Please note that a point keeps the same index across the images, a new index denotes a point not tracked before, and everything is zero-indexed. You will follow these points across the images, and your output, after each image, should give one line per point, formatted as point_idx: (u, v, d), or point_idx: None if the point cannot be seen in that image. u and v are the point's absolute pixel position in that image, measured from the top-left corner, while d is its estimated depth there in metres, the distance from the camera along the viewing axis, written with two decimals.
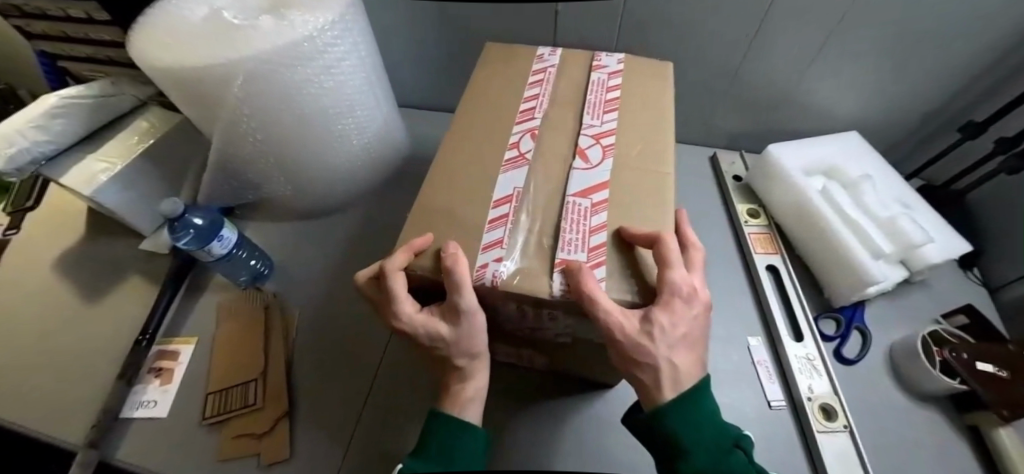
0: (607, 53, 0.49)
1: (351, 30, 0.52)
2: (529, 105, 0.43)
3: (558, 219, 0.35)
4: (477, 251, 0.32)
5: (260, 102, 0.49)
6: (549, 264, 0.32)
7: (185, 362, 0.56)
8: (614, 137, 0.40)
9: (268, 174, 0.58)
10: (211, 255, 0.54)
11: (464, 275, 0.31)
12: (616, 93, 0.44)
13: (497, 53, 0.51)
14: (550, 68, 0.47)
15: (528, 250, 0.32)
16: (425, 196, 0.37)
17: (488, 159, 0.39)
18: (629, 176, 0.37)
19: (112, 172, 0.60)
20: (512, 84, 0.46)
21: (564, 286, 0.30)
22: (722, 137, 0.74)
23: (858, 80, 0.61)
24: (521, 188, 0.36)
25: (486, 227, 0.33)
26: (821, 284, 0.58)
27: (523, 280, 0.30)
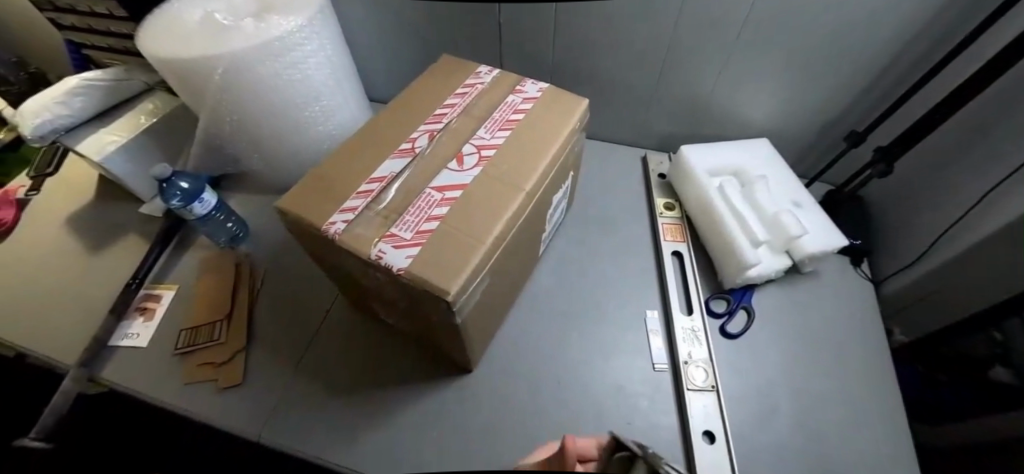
0: (534, 81, 0.57)
1: (319, 32, 0.62)
2: (444, 111, 0.54)
3: (412, 198, 0.46)
4: (335, 212, 0.44)
5: (238, 88, 0.60)
6: (381, 233, 0.43)
7: (166, 304, 0.66)
8: (493, 151, 0.49)
9: (247, 150, 0.68)
10: (193, 214, 0.64)
11: (319, 226, 0.43)
12: (520, 116, 0.53)
13: (446, 64, 0.61)
14: (479, 84, 0.57)
15: (371, 221, 0.44)
16: (324, 169, 0.49)
17: (389, 149, 0.50)
18: (488, 183, 0.47)
19: (119, 143, 0.71)
20: (443, 91, 0.57)
21: (379, 252, 0.41)
22: (655, 139, 0.82)
23: (764, 92, 0.69)
24: (395, 174, 0.47)
25: (352, 196, 0.46)
26: (716, 268, 0.66)
27: (355, 239, 0.42)
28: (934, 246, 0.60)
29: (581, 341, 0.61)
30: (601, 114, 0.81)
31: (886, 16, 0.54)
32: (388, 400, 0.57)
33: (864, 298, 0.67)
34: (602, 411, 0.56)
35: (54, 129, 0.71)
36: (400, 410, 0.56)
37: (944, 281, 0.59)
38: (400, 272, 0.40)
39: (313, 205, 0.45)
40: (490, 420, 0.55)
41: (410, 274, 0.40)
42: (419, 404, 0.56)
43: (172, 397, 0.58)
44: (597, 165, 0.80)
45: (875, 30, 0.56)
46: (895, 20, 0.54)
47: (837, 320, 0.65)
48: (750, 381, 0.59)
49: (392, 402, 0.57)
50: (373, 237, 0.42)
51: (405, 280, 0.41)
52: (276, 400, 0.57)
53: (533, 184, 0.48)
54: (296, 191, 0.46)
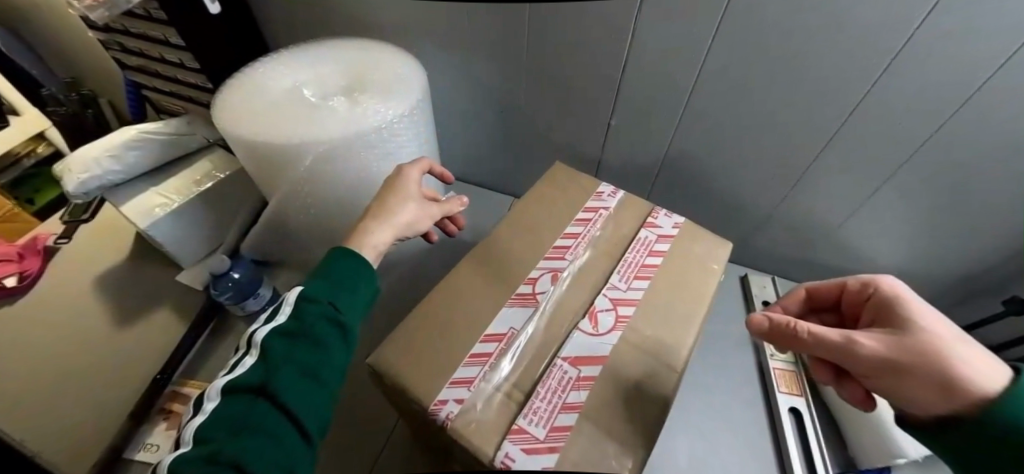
0: (666, 211, 0.50)
1: (416, 122, 0.56)
2: (566, 242, 0.46)
3: (541, 369, 0.37)
4: (445, 383, 0.36)
5: (318, 177, 0.52)
6: (504, 426, 0.34)
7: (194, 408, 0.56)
8: (632, 307, 0.41)
9: (311, 238, 0.60)
10: (244, 310, 0.56)
11: (426, 404, 0.35)
12: (657, 259, 0.46)
13: (562, 174, 0.54)
14: (604, 209, 0.50)
15: (489, 404, 0.35)
16: (422, 310, 0.41)
17: (504, 289, 0.43)
18: (631, 360, 0.38)
19: (169, 208, 0.64)
20: (562, 214, 0.50)
21: (505, 458, 0.32)
22: (754, 256, 0.75)
23: (900, 233, 0.61)
24: (516, 330, 0.39)
25: (465, 361, 0.37)
26: (847, 438, 0.55)
27: (472, 430, 0.33)
28: None
29: None
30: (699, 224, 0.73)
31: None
32: None
33: None
34: None
35: (100, 183, 0.64)
36: None
37: None
38: None
39: (414, 367, 0.37)
40: None
41: None
42: None
43: None
44: None
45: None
46: None
47: None
48: None
49: None
50: (497, 428, 0.34)
51: None
52: None
53: (683, 362, 0.39)
54: (394, 344, 0.38)
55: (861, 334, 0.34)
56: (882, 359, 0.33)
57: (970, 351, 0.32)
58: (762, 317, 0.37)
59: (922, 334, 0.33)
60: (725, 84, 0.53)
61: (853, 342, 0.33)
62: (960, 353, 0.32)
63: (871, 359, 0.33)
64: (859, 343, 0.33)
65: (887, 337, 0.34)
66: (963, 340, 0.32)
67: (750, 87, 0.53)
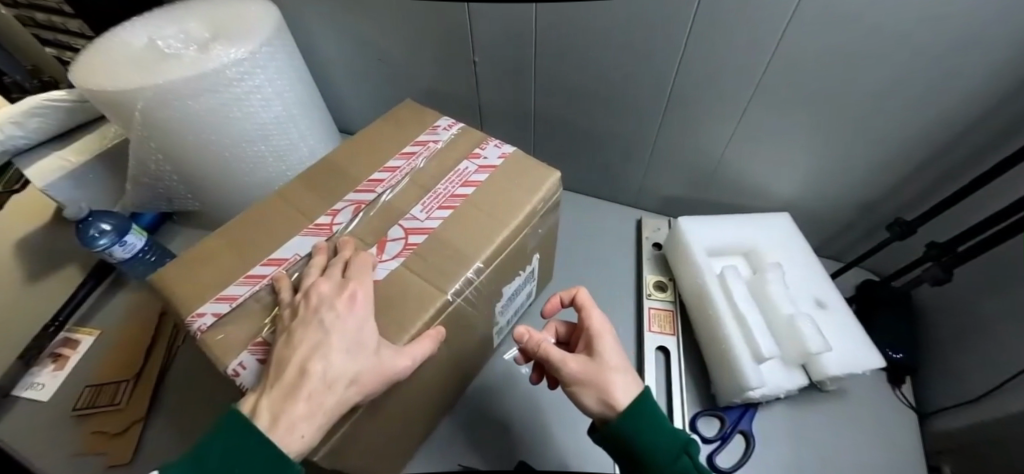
0: (498, 143, 0.49)
1: (265, 67, 0.56)
2: (383, 175, 0.45)
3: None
4: (209, 299, 0.36)
5: (162, 124, 0.53)
6: (251, 336, 0.34)
7: (82, 352, 0.60)
8: (424, 237, 0.40)
9: (179, 189, 0.63)
10: (113, 257, 0.58)
11: (185, 319, 0.35)
12: (469, 189, 0.44)
13: (405, 111, 0.53)
14: (433, 142, 0.48)
15: (246, 317, 0.35)
16: (217, 239, 0.41)
17: (304, 218, 0.43)
18: (403, 281, 0.37)
19: (67, 169, 0.67)
20: (390, 148, 0.49)
21: (237, 367, 0.32)
22: (655, 199, 0.72)
23: (782, 160, 0.58)
24: (299, 256, 0.39)
25: (237, 281, 0.37)
26: (710, 376, 0.53)
27: (216, 340, 0.33)
28: (995, 390, 0.46)
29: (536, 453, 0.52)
30: (594, 167, 0.71)
31: (944, 83, 0.42)
32: None
33: (901, 430, 0.53)
34: None
35: (14, 146, 0.68)
36: None
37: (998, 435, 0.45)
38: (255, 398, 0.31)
39: (187, 289, 0.38)
40: None
41: None
42: None
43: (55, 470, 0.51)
44: (584, 227, 0.70)
45: (933, 97, 0.44)
46: (957, 84, 0.42)
47: (866, 457, 0.50)
48: None
49: None
50: (242, 338, 0.34)
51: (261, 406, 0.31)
52: None
53: (461, 285, 0.37)
54: (176, 268, 0.39)
55: (573, 357, 0.36)
56: (576, 385, 0.35)
57: (629, 377, 0.34)
58: (524, 329, 0.37)
59: (602, 367, 0.34)
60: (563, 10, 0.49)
61: (562, 363, 0.35)
62: (621, 379, 0.34)
63: (569, 384, 0.35)
64: (563, 367, 0.35)
65: (589, 362, 0.35)
66: (632, 373, 0.34)
67: (589, 12, 0.48)
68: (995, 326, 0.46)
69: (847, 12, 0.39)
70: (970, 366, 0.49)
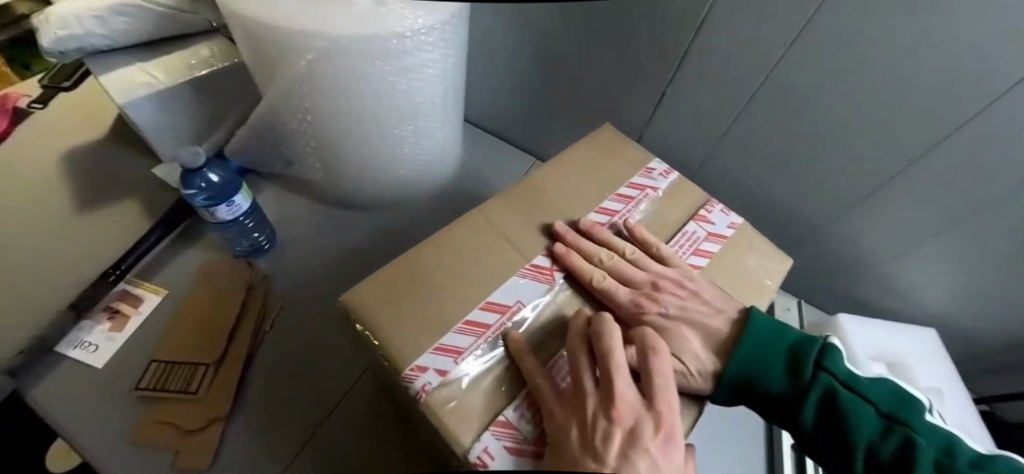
0: (724, 207, 0.42)
1: (446, 40, 0.46)
2: (599, 219, 0.39)
3: (544, 357, 0.31)
4: (429, 346, 0.29)
5: (319, 82, 0.44)
6: (490, 413, 0.27)
7: (144, 313, 0.51)
8: None
9: (298, 151, 0.53)
10: (215, 217, 0.48)
11: (401, 368, 0.28)
12: (700, 261, 0.39)
13: (609, 138, 0.46)
14: (652, 191, 0.42)
15: (480, 383, 0.28)
16: (421, 257, 0.34)
17: (516, 253, 0.36)
18: None
19: (151, 88, 0.56)
20: (597, 182, 0.42)
21: (483, 454, 0.25)
22: (783, 271, 0.68)
23: (960, 280, 0.55)
24: (523, 306, 0.33)
25: (456, 328, 0.30)
26: None
27: (449, 411, 0.27)
28: None
29: None
30: None
31: None
32: None
33: None
34: None
35: (82, 46, 0.56)
36: None
37: None
38: None
39: (394, 321, 0.30)
40: None
41: None
42: None
43: (109, 462, 0.42)
44: None
45: None
46: None
47: None
48: None
49: None
50: (479, 412, 0.27)
51: None
52: None
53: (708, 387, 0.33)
54: (371, 294, 0.32)
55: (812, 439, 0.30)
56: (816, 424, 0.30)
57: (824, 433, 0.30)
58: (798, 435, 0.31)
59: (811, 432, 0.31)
60: (823, 77, 0.43)
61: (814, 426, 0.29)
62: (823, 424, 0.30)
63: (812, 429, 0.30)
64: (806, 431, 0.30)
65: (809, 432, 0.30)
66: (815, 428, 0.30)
67: (851, 89, 0.42)
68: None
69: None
70: None
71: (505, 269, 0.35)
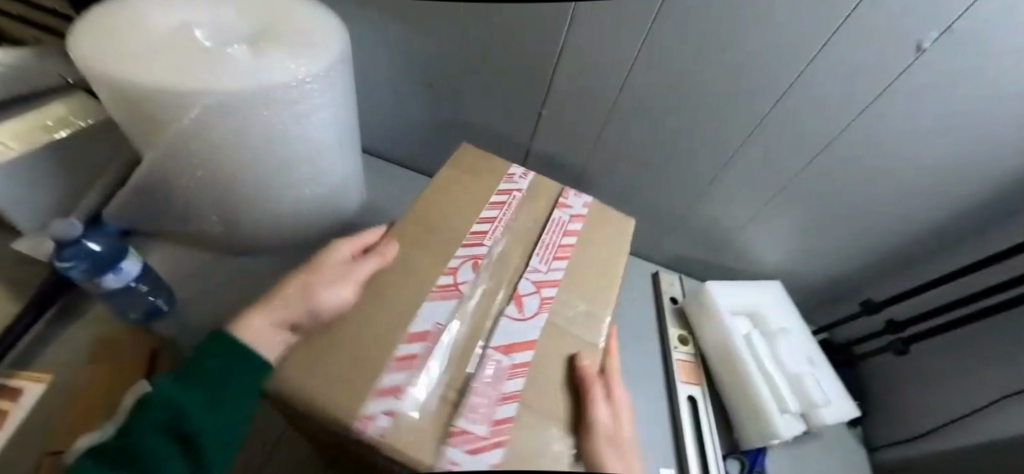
0: (574, 192, 0.54)
1: (333, 85, 0.49)
2: (482, 227, 0.44)
3: (469, 373, 0.34)
4: (369, 394, 0.29)
5: (206, 133, 0.44)
6: (442, 431, 0.29)
7: (24, 404, 0.46)
8: (553, 288, 0.43)
9: (196, 202, 0.52)
10: (102, 287, 0.46)
11: (347, 424, 0.27)
12: (572, 238, 0.48)
13: (471, 154, 0.52)
14: (517, 191, 0.49)
15: (427, 405, 0.30)
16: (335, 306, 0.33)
17: (423, 279, 0.38)
18: (556, 341, 0.39)
19: (1, 156, 0.50)
20: (475, 193, 0.47)
21: (449, 463, 0.28)
22: (665, 252, 0.81)
23: (786, 234, 0.71)
24: (442, 325, 0.35)
25: (392, 366, 0.31)
26: (733, 425, 0.61)
27: (408, 444, 0.27)
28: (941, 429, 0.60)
29: None
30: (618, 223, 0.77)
31: (924, 184, 0.59)
32: None
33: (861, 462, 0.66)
34: None
35: None
36: None
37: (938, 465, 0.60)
38: None
39: (330, 382, 0.28)
40: None
41: None
42: None
43: None
44: None
45: (926, 187, 0.59)
46: (930, 187, 0.59)
47: None
48: None
49: None
50: (432, 434, 0.29)
51: None
52: None
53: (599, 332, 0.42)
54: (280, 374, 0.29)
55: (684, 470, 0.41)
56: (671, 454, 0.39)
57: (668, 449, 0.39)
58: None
59: None
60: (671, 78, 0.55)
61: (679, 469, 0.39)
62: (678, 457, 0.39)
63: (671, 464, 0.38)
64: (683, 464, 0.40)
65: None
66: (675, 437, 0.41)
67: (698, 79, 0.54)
68: (940, 380, 0.62)
69: (890, 126, 0.53)
70: (919, 415, 0.64)
71: (418, 294, 0.37)
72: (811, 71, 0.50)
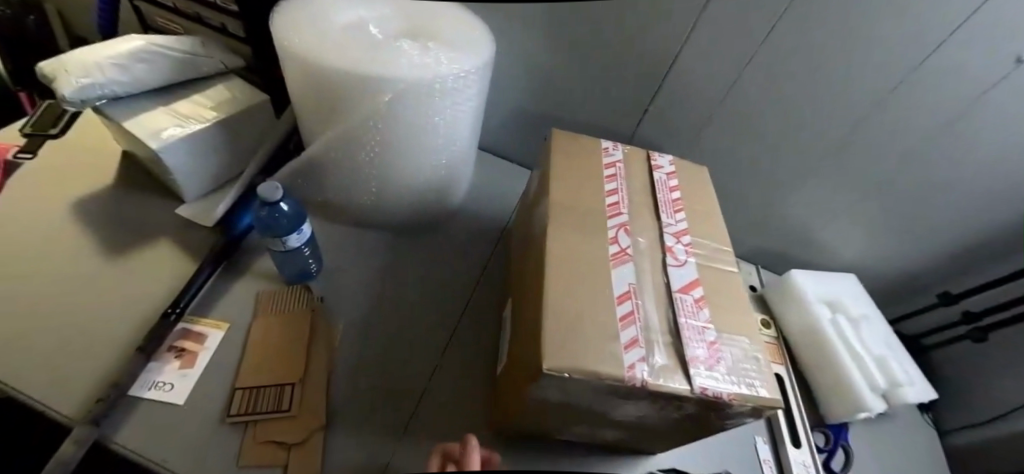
0: (658, 152, 0.58)
1: (483, 78, 0.55)
2: (613, 198, 0.49)
3: (669, 312, 0.42)
4: (620, 349, 0.37)
5: (386, 116, 0.51)
6: (681, 363, 0.38)
7: (211, 347, 0.52)
8: (688, 236, 0.49)
9: (353, 177, 0.59)
10: (285, 246, 0.52)
11: (621, 376, 0.35)
12: (678, 192, 0.53)
13: (565, 136, 0.56)
14: (618, 163, 0.54)
15: (660, 348, 0.38)
16: (549, 272, 0.40)
17: (596, 246, 0.44)
18: (712, 282, 0.46)
19: (185, 131, 0.57)
20: (593, 165, 0.52)
21: (701, 386, 0.37)
22: (740, 244, 0.86)
23: (862, 231, 0.76)
24: (634, 284, 0.42)
25: (620, 325, 0.38)
26: (817, 401, 0.66)
27: (663, 381, 0.36)
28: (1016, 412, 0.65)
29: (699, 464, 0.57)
30: None
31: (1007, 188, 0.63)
32: None
33: (933, 447, 0.70)
34: None
35: (101, 93, 0.56)
36: None
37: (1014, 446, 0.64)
38: (731, 399, 0.37)
39: (585, 339, 0.36)
40: None
41: (741, 397, 0.38)
42: None
43: None
44: None
45: (1005, 192, 0.63)
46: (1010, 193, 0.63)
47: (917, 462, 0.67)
48: None
49: None
50: (677, 368, 0.37)
51: (732, 404, 0.38)
52: None
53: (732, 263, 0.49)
54: (548, 345, 0.35)
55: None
56: None
57: None
58: None
59: None
60: (775, 83, 0.60)
61: None
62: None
63: None
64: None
65: None
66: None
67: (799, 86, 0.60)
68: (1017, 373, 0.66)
69: (980, 132, 0.58)
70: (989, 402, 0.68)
71: (604, 255, 0.43)
72: (912, 79, 0.55)
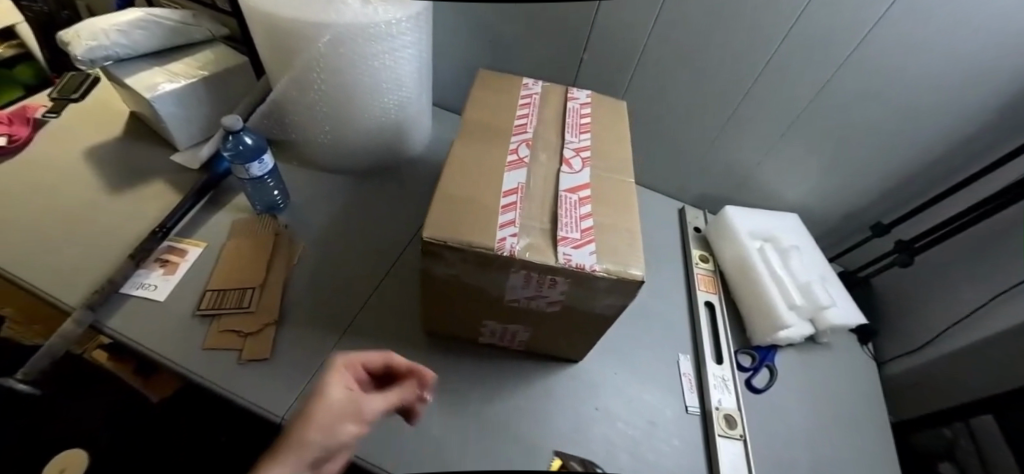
0: (577, 89, 0.64)
1: (419, 28, 0.62)
2: (522, 121, 0.55)
3: (553, 207, 0.47)
4: (495, 227, 0.43)
5: (330, 59, 0.59)
6: (552, 241, 0.44)
7: (191, 260, 0.62)
8: (589, 152, 0.54)
9: (314, 118, 0.68)
10: (248, 174, 0.61)
11: (491, 246, 0.41)
12: (588, 119, 0.59)
13: (491, 73, 0.62)
14: (534, 95, 0.60)
15: (532, 231, 0.44)
16: (447, 172, 0.47)
17: (495, 155, 0.50)
18: (603, 186, 0.51)
19: (173, 85, 0.67)
20: (508, 96, 0.58)
21: (565, 256, 0.42)
22: (692, 191, 0.90)
23: (804, 170, 0.78)
24: (523, 184, 0.48)
25: (501, 210, 0.44)
26: (746, 326, 0.70)
27: (530, 252, 0.42)
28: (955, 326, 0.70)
29: (619, 371, 0.63)
30: (648, 163, 0.87)
31: (930, 119, 0.64)
32: (449, 383, 0.57)
33: (871, 374, 0.73)
34: (639, 445, 0.56)
35: (107, 54, 0.67)
36: (448, 406, 0.55)
37: (954, 363, 0.69)
38: (594, 270, 0.42)
39: (465, 218, 0.43)
40: (529, 425, 0.56)
41: (604, 269, 0.42)
42: (472, 408, 0.56)
43: (186, 363, 0.52)
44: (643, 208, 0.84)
45: (931, 123, 0.65)
46: (936, 123, 0.65)
47: (851, 386, 0.70)
48: (775, 425, 0.63)
49: (436, 393, 0.56)
50: (547, 249, 0.43)
51: (597, 276, 0.42)
52: (317, 365, 0.55)
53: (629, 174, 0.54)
54: (432, 221, 0.42)
55: None
56: None
57: None
58: None
59: None
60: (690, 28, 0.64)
61: None
62: None
63: None
64: None
65: None
66: None
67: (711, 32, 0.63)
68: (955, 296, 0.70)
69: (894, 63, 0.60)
70: None
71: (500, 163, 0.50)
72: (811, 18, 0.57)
